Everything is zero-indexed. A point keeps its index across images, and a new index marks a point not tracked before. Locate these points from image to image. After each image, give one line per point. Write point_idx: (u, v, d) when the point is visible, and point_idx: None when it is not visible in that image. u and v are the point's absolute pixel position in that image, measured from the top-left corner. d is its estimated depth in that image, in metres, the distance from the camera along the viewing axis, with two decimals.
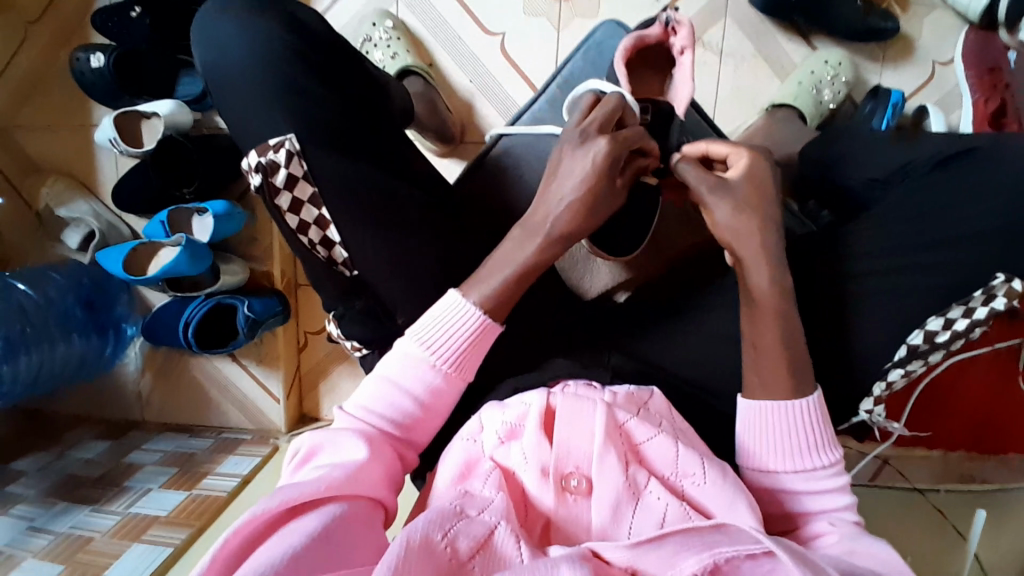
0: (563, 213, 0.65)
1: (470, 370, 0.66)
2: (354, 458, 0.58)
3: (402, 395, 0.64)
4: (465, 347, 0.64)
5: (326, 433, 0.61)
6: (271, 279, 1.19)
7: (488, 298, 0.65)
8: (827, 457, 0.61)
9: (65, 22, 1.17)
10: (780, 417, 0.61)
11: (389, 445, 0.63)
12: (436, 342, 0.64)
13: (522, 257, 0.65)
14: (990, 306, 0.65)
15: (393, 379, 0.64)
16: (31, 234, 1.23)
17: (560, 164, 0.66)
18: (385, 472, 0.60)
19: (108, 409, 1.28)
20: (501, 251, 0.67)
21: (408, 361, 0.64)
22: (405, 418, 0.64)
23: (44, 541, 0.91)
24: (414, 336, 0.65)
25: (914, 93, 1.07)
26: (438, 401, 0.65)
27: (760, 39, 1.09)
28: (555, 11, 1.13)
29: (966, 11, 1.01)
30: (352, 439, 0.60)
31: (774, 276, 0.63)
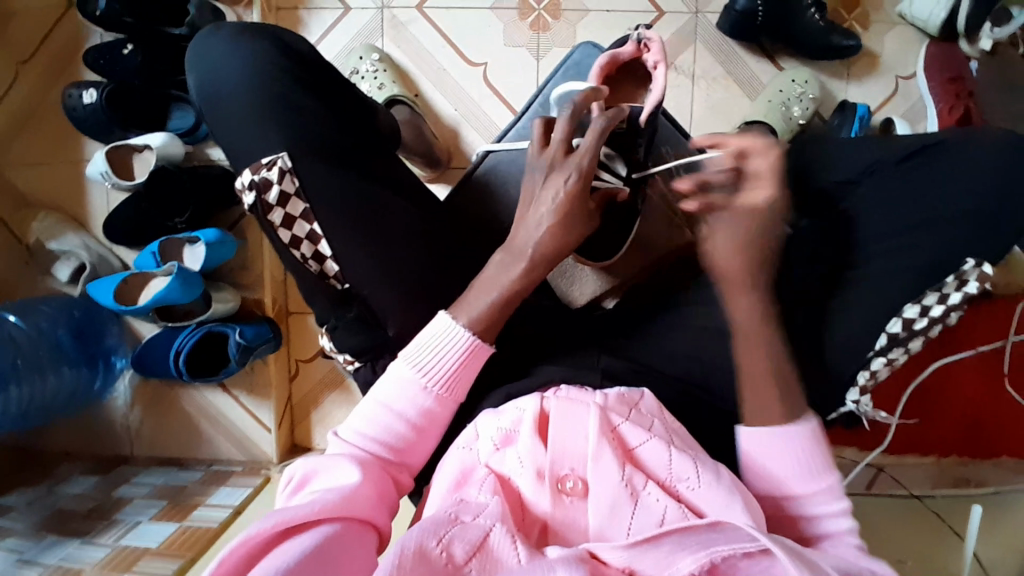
0: (542, 241, 0.68)
1: (460, 391, 0.67)
2: (347, 481, 0.59)
3: (397, 419, 0.65)
4: (456, 369, 0.66)
5: (320, 458, 0.62)
6: (262, 307, 1.20)
7: (475, 307, 0.67)
8: (826, 480, 0.62)
9: (57, 62, 1.21)
10: (772, 441, 0.63)
11: (382, 470, 0.63)
12: (429, 366, 0.66)
13: (507, 278, 0.68)
14: (964, 291, 0.68)
15: (385, 403, 0.65)
16: (20, 268, 1.23)
17: (543, 184, 0.69)
18: (380, 493, 0.61)
19: (96, 444, 1.26)
20: (488, 275, 0.69)
21: (402, 386, 0.65)
22: (395, 440, 0.65)
23: (33, 573, 0.89)
24: (407, 361, 0.66)
25: (881, 106, 1.12)
26: (432, 424, 0.66)
27: (730, 62, 1.15)
28: (534, 40, 1.18)
29: (926, 26, 1.07)
30: (347, 464, 0.61)
31: (753, 309, 0.65)
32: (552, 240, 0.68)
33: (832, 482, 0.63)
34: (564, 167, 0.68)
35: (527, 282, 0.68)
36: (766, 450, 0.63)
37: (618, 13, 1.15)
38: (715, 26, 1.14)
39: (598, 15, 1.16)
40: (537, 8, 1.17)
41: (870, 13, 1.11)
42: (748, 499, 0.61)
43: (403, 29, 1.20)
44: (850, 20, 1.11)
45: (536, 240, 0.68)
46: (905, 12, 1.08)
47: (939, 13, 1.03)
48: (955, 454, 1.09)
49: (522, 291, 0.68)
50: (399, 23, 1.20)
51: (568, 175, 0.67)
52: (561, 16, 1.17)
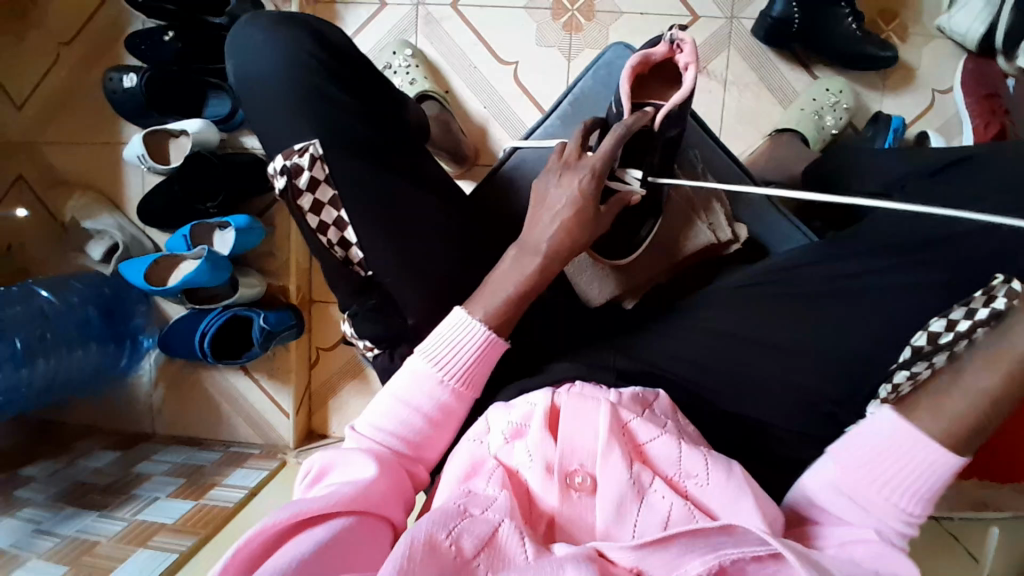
0: (555, 240, 0.68)
1: (476, 385, 0.67)
2: (364, 476, 0.59)
3: (412, 412, 0.65)
4: (472, 363, 0.66)
5: (337, 452, 0.63)
6: (287, 294, 1.22)
7: (495, 309, 0.68)
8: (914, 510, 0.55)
9: (100, 46, 1.24)
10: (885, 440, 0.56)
11: (399, 465, 0.64)
12: (444, 359, 0.66)
13: (521, 275, 0.69)
14: (993, 308, 0.60)
15: (400, 397, 0.65)
16: (56, 245, 1.27)
17: (555, 184, 0.70)
18: (396, 488, 0.61)
19: (120, 419, 1.30)
20: (502, 269, 0.70)
21: (418, 380, 0.65)
22: (412, 435, 0.65)
23: (49, 543, 0.92)
24: (423, 355, 0.66)
25: (915, 119, 1.11)
26: (447, 418, 0.66)
27: (762, 69, 1.14)
28: (565, 41, 1.18)
29: (964, 40, 1.04)
30: (363, 458, 0.61)
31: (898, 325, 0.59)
32: (567, 238, 0.68)
33: (919, 512, 0.55)
34: (576, 170, 0.69)
35: (540, 277, 0.69)
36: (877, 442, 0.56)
37: (651, 17, 1.16)
38: (749, 32, 1.13)
39: (630, 19, 1.16)
40: (571, 8, 1.17)
41: (908, 25, 1.09)
42: (761, 501, 0.60)
43: (437, 26, 1.22)
44: (887, 31, 1.10)
45: (549, 238, 0.69)
46: (944, 26, 1.06)
47: (977, 29, 1.01)
48: (976, 478, 1.07)
49: (536, 285, 0.69)
50: (433, 20, 1.22)
51: (581, 175, 0.68)
52: (593, 17, 1.17)
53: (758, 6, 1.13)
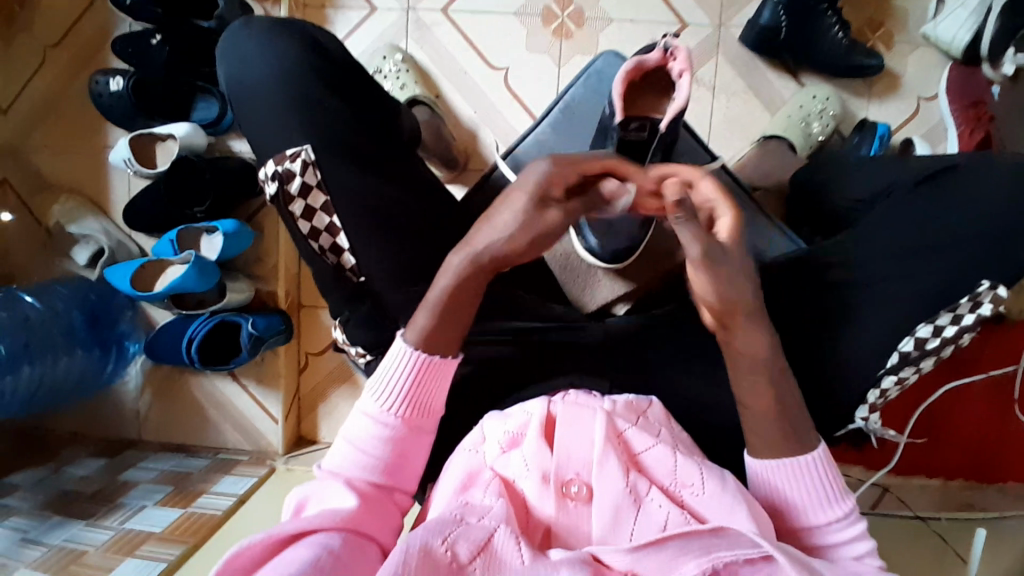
0: (500, 252, 0.60)
1: (427, 408, 0.64)
2: (343, 504, 0.58)
3: (364, 451, 0.63)
4: (414, 388, 0.63)
5: (313, 486, 0.62)
6: (275, 299, 1.21)
7: (437, 327, 0.63)
8: (838, 511, 0.61)
9: (85, 48, 1.22)
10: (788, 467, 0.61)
11: (377, 494, 0.61)
12: (386, 391, 0.63)
13: (456, 286, 0.62)
14: (976, 313, 0.69)
15: (355, 441, 0.63)
16: (39, 249, 1.25)
17: (508, 197, 0.60)
18: (377, 513, 0.60)
19: (104, 427, 1.28)
20: (439, 277, 0.63)
21: (365, 417, 0.64)
22: (378, 468, 0.62)
23: (38, 552, 0.90)
24: (370, 391, 0.64)
25: (901, 126, 1.12)
26: (407, 446, 0.64)
27: (750, 76, 1.15)
28: (556, 47, 1.19)
29: (950, 48, 1.07)
30: (330, 495, 0.60)
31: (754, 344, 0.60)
32: (513, 233, 0.59)
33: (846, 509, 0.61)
34: (530, 166, 0.59)
35: (475, 281, 0.62)
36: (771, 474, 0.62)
37: (640, 24, 1.16)
38: (737, 40, 1.14)
39: (619, 26, 1.17)
40: (561, 15, 1.18)
41: (894, 33, 1.11)
42: (749, 497, 0.60)
43: (427, 31, 1.21)
44: (873, 40, 1.11)
45: (484, 236, 0.61)
46: (929, 34, 1.08)
47: (964, 36, 1.04)
48: (961, 479, 1.09)
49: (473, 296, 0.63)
50: (423, 25, 1.21)
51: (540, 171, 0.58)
52: (583, 24, 1.18)
53: (746, 14, 1.14)
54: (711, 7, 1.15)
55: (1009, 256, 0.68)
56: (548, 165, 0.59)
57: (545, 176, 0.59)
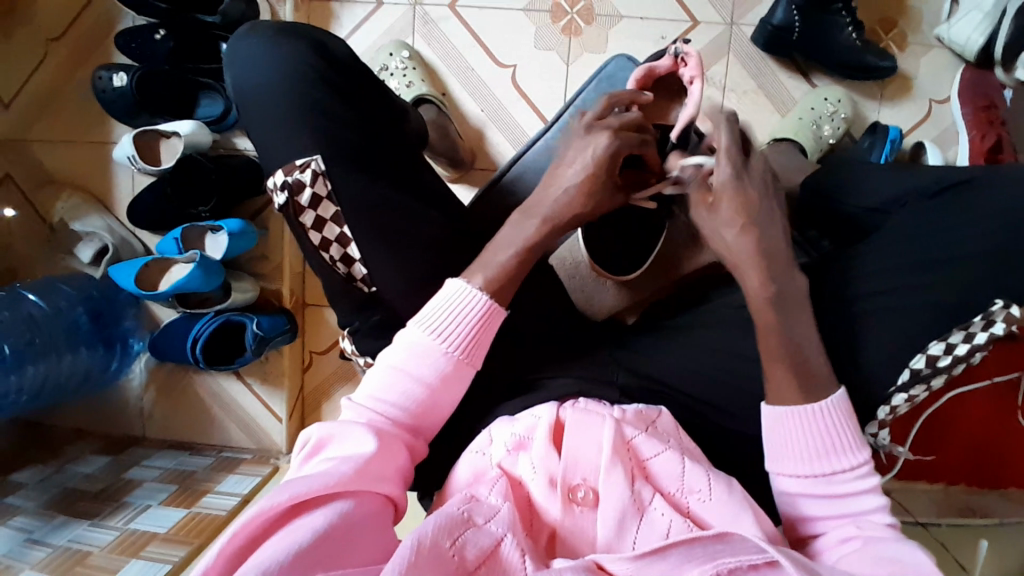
0: (560, 208, 0.68)
1: (478, 357, 0.66)
2: (363, 452, 0.58)
3: (411, 386, 0.63)
4: (475, 332, 0.65)
5: (337, 424, 0.61)
6: (280, 297, 1.20)
7: (496, 278, 0.66)
8: (854, 459, 0.60)
9: (88, 42, 1.21)
10: (799, 417, 0.60)
11: (398, 439, 0.62)
12: (444, 328, 0.64)
13: (522, 237, 0.68)
14: (990, 331, 0.66)
15: (399, 367, 0.64)
16: (43, 245, 1.25)
17: (568, 164, 0.70)
18: (394, 463, 0.60)
19: (108, 424, 1.28)
20: (505, 229, 0.69)
21: (414, 352, 0.64)
22: (411, 406, 0.63)
23: (43, 552, 0.90)
24: (421, 325, 0.64)
25: (912, 129, 1.11)
26: (448, 388, 0.65)
27: (762, 76, 1.14)
28: (564, 45, 1.17)
29: (963, 51, 1.05)
30: (365, 431, 0.60)
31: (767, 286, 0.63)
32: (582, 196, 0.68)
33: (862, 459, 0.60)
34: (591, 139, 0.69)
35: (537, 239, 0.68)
36: (773, 435, 0.62)
37: (651, 21, 1.15)
38: (749, 40, 1.13)
39: (630, 24, 1.15)
40: (570, 12, 1.16)
41: (907, 34, 1.09)
42: (748, 499, 0.61)
43: (434, 26, 1.20)
44: (886, 40, 1.10)
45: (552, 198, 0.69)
46: (942, 35, 1.07)
47: (977, 39, 1.02)
48: (963, 483, 1.08)
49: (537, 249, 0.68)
50: (431, 21, 1.20)
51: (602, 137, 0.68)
52: (593, 21, 1.16)
53: (758, 12, 1.12)
54: (722, 5, 1.13)
55: None
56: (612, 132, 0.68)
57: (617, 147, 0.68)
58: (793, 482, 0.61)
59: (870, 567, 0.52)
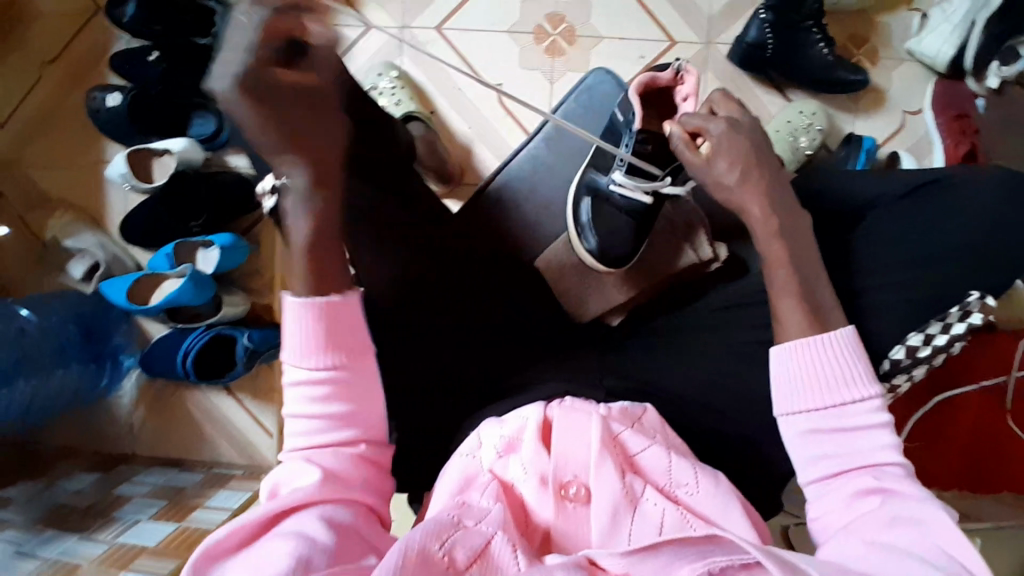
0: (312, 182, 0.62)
1: (351, 345, 0.62)
2: (314, 475, 0.58)
3: (317, 412, 0.61)
4: (324, 327, 0.61)
5: (280, 469, 0.61)
6: (271, 313, 1.21)
7: (313, 275, 0.62)
8: (865, 392, 0.61)
9: (82, 65, 1.24)
10: (809, 350, 0.63)
11: (349, 459, 0.61)
12: (303, 344, 0.61)
13: (302, 226, 0.63)
14: (967, 322, 0.69)
15: (297, 399, 0.62)
16: (35, 263, 1.26)
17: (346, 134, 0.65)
18: (355, 476, 0.61)
19: (97, 442, 1.27)
20: (288, 203, 0.63)
21: (310, 371, 0.61)
22: (331, 429, 0.62)
23: (31, 565, 0.90)
24: (293, 351, 0.61)
25: (887, 140, 1.15)
26: (348, 394, 0.62)
27: (740, 91, 1.17)
28: (548, 64, 1.21)
29: (934, 63, 1.10)
30: (307, 463, 0.59)
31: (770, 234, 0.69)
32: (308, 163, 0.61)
33: (873, 394, 0.61)
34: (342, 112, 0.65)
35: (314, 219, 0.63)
36: (785, 372, 0.64)
37: (631, 41, 1.19)
38: (725, 58, 1.17)
39: (612, 43, 1.19)
40: (553, 34, 1.21)
41: (878, 49, 1.14)
42: (733, 491, 0.63)
43: (422, 48, 1.23)
44: (858, 56, 1.14)
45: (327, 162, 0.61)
46: (913, 49, 1.11)
47: (948, 51, 1.07)
48: (956, 489, 1.09)
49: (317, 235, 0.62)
50: (418, 43, 1.24)
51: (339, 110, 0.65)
52: (575, 42, 1.20)
53: (733, 32, 1.17)
54: (698, 25, 1.18)
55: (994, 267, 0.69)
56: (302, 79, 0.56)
57: (291, 102, 0.56)
58: (806, 418, 0.62)
59: (885, 532, 0.53)
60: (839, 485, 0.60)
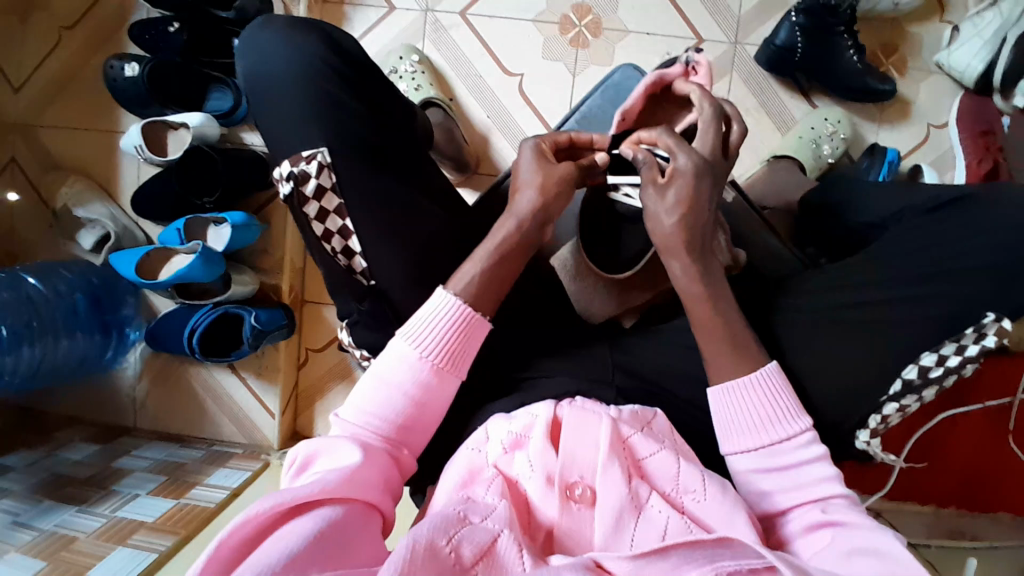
0: (528, 212, 0.71)
1: (459, 366, 0.66)
2: (350, 461, 0.58)
3: (398, 393, 0.64)
4: (452, 340, 0.66)
5: (323, 439, 0.61)
6: (279, 293, 1.20)
7: (473, 288, 0.68)
8: (796, 427, 0.63)
9: (101, 32, 1.23)
10: (735, 396, 0.65)
11: (385, 451, 0.62)
12: (424, 338, 0.66)
13: (494, 242, 0.70)
14: (981, 344, 0.68)
15: (383, 379, 0.65)
16: (44, 230, 1.25)
17: (517, 170, 0.74)
18: (383, 476, 0.60)
19: (100, 412, 1.28)
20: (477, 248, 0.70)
21: (399, 361, 0.65)
22: (396, 417, 0.64)
23: (29, 536, 0.89)
24: (406, 336, 0.66)
25: (911, 152, 1.13)
26: (431, 398, 0.65)
27: (764, 95, 1.16)
28: (572, 56, 1.19)
29: (962, 77, 1.08)
30: (351, 443, 0.60)
31: (685, 273, 0.67)
32: (537, 212, 0.71)
33: (806, 429, 0.63)
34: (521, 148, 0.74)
35: (517, 245, 0.71)
36: (723, 411, 0.65)
37: (657, 37, 1.17)
38: (752, 58, 1.15)
39: (637, 38, 1.18)
40: (578, 25, 1.19)
41: (907, 59, 1.12)
42: (740, 501, 0.61)
43: (445, 33, 1.22)
44: (887, 64, 1.12)
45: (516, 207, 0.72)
46: (942, 61, 1.09)
47: (977, 66, 1.05)
48: (953, 505, 1.08)
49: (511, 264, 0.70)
50: (441, 27, 1.22)
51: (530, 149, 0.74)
52: (600, 34, 1.18)
53: (762, 33, 1.15)
54: (728, 24, 1.16)
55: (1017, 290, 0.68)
56: (535, 144, 0.74)
57: (526, 180, 0.72)
58: (747, 458, 0.64)
59: (847, 563, 0.53)
60: (797, 522, 0.61)
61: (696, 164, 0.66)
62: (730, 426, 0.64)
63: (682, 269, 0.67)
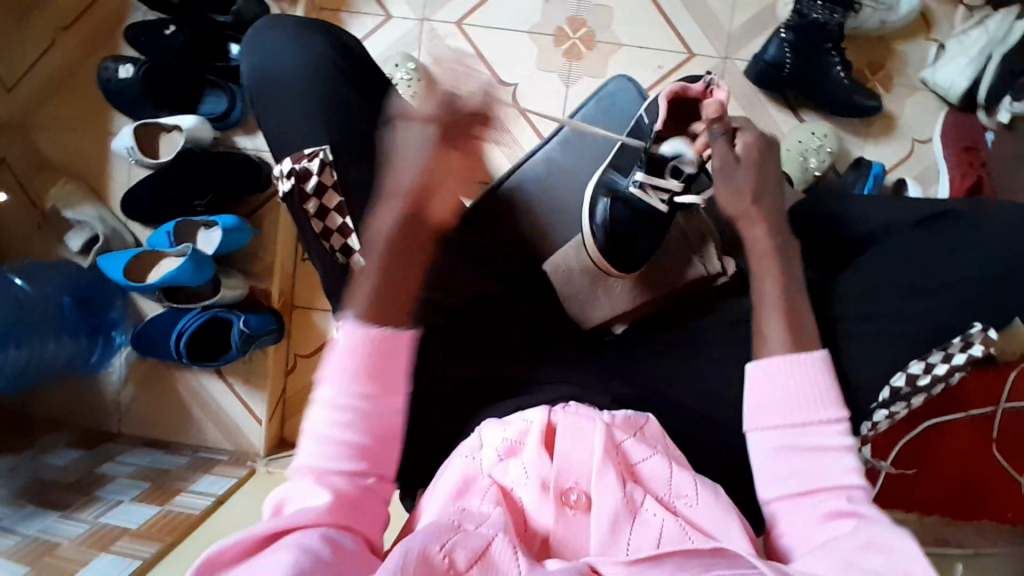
0: (401, 218, 0.65)
1: (386, 380, 0.63)
2: (316, 496, 0.57)
3: (334, 424, 0.61)
4: (373, 355, 0.62)
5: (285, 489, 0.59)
6: (269, 298, 1.20)
7: (389, 306, 0.64)
8: (834, 413, 0.62)
9: (96, 33, 1.22)
10: (782, 371, 0.64)
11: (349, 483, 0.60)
12: (342, 363, 0.62)
13: (387, 254, 0.65)
14: (968, 352, 0.70)
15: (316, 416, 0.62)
16: (31, 231, 1.23)
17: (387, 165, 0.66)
18: (354, 505, 0.59)
19: (83, 417, 1.26)
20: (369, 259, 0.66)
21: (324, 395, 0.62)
22: (346, 450, 0.60)
23: (11, 540, 0.88)
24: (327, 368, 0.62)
25: (896, 166, 1.16)
26: (373, 421, 0.62)
27: (753, 108, 1.18)
28: (566, 67, 1.21)
29: (947, 94, 1.11)
30: (311, 483, 0.59)
31: (767, 242, 0.71)
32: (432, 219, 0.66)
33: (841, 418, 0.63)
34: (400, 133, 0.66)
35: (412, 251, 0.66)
36: (766, 382, 0.64)
37: (650, 50, 1.19)
38: (742, 72, 1.18)
39: (630, 51, 1.20)
40: (573, 37, 1.21)
41: (893, 76, 1.15)
42: (732, 507, 0.62)
43: (441, 42, 1.23)
44: (873, 81, 1.15)
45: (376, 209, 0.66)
46: (927, 78, 1.12)
47: (961, 83, 1.08)
48: (937, 514, 1.08)
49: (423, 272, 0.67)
50: (438, 36, 1.23)
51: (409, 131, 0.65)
52: (594, 47, 1.20)
53: (752, 48, 1.18)
54: (718, 39, 1.18)
55: (1001, 300, 0.70)
56: (429, 128, 0.64)
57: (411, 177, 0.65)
58: (780, 435, 0.63)
59: (861, 555, 0.53)
60: (810, 510, 0.60)
61: (764, 141, 0.74)
62: (772, 401, 0.64)
63: (761, 235, 0.72)
